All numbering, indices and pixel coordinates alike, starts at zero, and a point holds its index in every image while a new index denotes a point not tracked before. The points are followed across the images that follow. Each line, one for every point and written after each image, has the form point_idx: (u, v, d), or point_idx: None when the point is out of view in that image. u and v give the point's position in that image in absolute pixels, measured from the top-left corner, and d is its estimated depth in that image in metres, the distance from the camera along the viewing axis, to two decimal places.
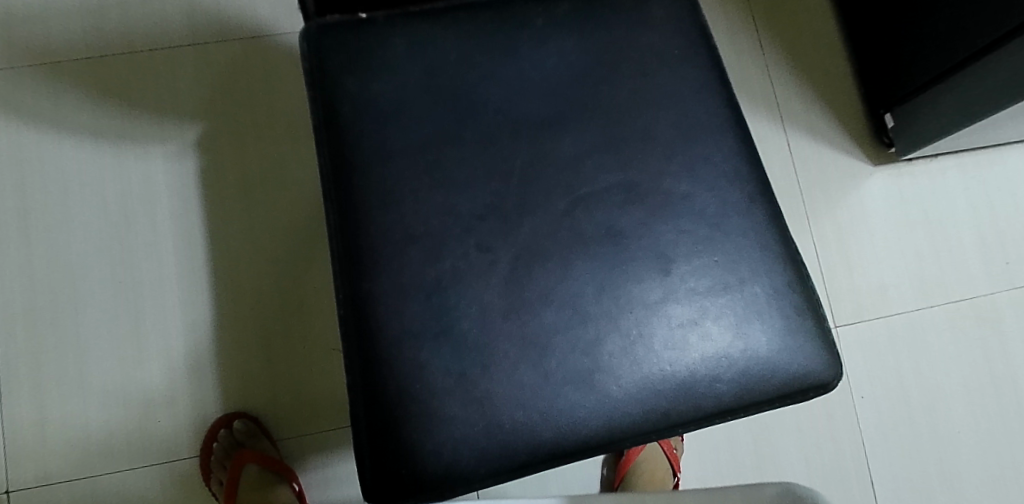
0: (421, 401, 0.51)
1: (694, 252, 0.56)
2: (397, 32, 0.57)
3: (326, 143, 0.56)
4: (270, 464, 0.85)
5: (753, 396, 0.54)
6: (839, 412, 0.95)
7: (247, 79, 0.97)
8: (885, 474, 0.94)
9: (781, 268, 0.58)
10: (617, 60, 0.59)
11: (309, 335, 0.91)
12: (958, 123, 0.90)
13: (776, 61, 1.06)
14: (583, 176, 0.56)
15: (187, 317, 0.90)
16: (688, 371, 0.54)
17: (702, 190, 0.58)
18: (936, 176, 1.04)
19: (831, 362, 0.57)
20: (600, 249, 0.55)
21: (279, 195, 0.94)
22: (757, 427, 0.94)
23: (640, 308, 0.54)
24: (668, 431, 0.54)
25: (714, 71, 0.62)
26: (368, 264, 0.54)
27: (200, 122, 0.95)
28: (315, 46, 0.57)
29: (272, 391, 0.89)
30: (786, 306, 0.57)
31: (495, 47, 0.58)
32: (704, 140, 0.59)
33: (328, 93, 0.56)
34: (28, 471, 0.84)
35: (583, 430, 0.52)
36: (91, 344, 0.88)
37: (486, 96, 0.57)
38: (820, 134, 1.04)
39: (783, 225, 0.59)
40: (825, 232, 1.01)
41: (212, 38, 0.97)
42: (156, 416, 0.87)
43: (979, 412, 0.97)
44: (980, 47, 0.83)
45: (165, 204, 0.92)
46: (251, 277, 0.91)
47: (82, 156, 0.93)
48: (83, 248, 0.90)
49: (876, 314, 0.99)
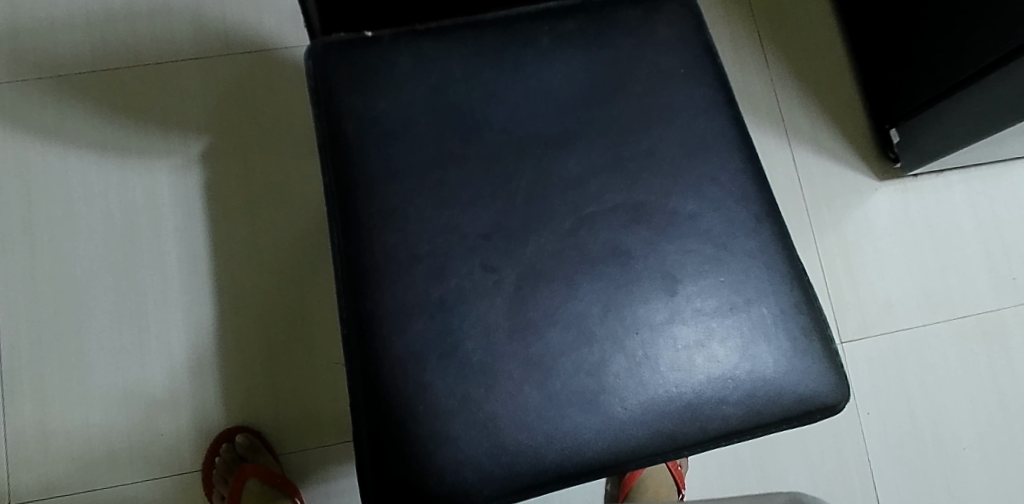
0: (425, 421, 0.51)
1: (701, 272, 0.56)
2: (402, 51, 0.57)
3: (330, 162, 0.56)
4: (272, 479, 0.84)
5: (759, 419, 0.54)
6: (845, 428, 0.95)
7: (251, 92, 0.97)
8: (891, 492, 0.94)
9: (788, 289, 0.57)
10: (624, 79, 0.59)
11: (311, 350, 0.90)
12: (963, 139, 0.89)
13: (781, 75, 1.06)
14: (588, 195, 0.56)
15: (190, 329, 0.90)
16: (694, 393, 0.53)
17: (708, 210, 0.58)
18: (942, 191, 1.04)
19: (838, 383, 0.57)
20: (606, 269, 0.55)
21: (282, 208, 0.94)
22: (761, 443, 0.93)
23: (645, 329, 0.54)
24: (673, 453, 0.53)
25: (720, 91, 0.61)
26: (371, 284, 0.53)
27: (205, 135, 0.95)
28: (320, 64, 0.57)
29: (274, 404, 0.89)
30: (793, 327, 0.56)
31: (501, 65, 0.58)
32: (710, 159, 0.59)
33: (333, 110, 0.56)
34: (29, 483, 0.84)
35: (589, 453, 0.51)
36: (94, 356, 0.88)
37: (492, 115, 0.57)
38: (826, 149, 1.04)
39: (789, 245, 0.59)
40: (830, 246, 1.00)
41: (218, 52, 0.98)
42: (158, 430, 0.87)
43: (986, 429, 0.96)
44: (985, 63, 0.83)
45: (170, 216, 0.92)
46: (255, 290, 0.91)
47: (87, 168, 0.93)
48: (87, 260, 0.90)
49: (882, 329, 0.98)
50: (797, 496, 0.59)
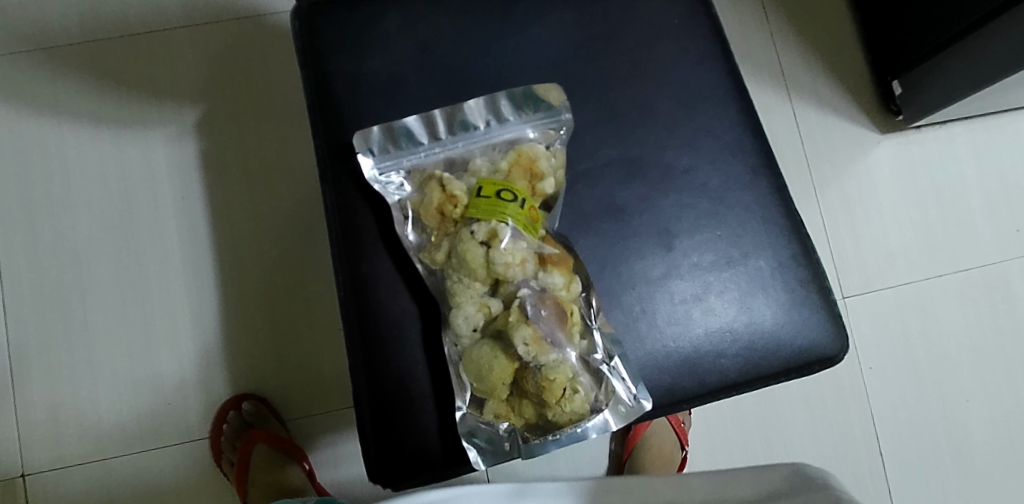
0: (423, 379, 0.52)
1: (698, 226, 0.55)
2: (390, 8, 0.56)
3: (322, 125, 0.55)
4: (279, 445, 0.85)
5: (758, 371, 0.54)
6: (848, 382, 0.95)
7: (243, 59, 0.95)
8: (894, 444, 0.94)
9: (786, 242, 0.57)
10: (617, 31, 0.58)
11: (314, 317, 0.91)
12: (966, 91, 0.88)
13: (781, 28, 1.03)
14: (583, 152, 0.55)
15: (193, 300, 0.90)
16: (692, 346, 0.54)
17: (704, 164, 0.57)
18: (946, 142, 1.02)
19: (838, 335, 0.57)
20: (603, 225, 0.55)
21: (278, 178, 0.93)
22: (763, 399, 0.94)
23: (642, 285, 0.54)
24: (673, 408, 0.54)
25: (716, 42, 0.60)
26: (365, 245, 0.54)
27: (199, 106, 0.94)
28: (307, 24, 0.56)
29: (280, 372, 0.90)
30: (791, 280, 0.56)
31: (491, 20, 0.57)
32: (706, 112, 0.58)
33: (323, 71, 0.55)
34: (43, 455, 0.85)
35: (585, 433, 0.50)
36: (99, 329, 0.89)
37: (484, 72, 0.56)
38: (827, 104, 1.02)
39: (788, 198, 0.59)
40: (832, 202, 1.00)
41: (207, 20, 0.96)
42: (166, 399, 0.88)
43: (989, 381, 0.97)
44: (987, 12, 0.80)
45: (168, 188, 0.92)
46: (255, 260, 0.91)
47: (83, 140, 0.92)
48: (88, 232, 0.90)
49: (885, 283, 0.98)
50: (803, 466, 0.48)
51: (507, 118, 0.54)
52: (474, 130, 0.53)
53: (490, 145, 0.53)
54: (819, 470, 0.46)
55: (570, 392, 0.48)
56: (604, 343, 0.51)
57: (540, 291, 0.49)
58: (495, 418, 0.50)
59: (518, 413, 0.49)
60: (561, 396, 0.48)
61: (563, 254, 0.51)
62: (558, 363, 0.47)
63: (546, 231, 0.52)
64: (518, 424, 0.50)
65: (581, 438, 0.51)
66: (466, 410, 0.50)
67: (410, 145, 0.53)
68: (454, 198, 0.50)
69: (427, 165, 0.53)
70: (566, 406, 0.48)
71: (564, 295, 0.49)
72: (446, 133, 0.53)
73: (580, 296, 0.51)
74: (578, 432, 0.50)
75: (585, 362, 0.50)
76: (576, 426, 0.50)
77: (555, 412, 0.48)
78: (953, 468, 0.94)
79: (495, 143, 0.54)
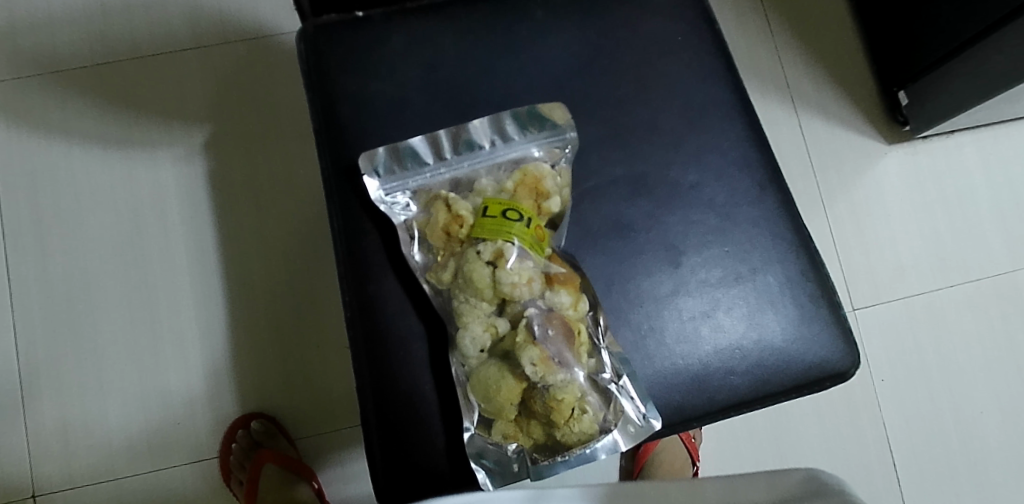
0: (431, 401, 0.52)
1: (705, 243, 0.55)
2: (396, 30, 0.56)
3: (328, 147, 0.55)
4: (288, 463, 0.85)
5: (767, 389, 0.54)
6: (860, 395, 0.94)
7: (249, 79, 0.96)
8: (908, 458, 0.93)
9: (794, 257, 0.56)
10: (620, 50, 0.58)
11: (321, 335, 0.91)
12: (971, 101, 0.88)
13: (785, 41, 1.04)
14: (588, 170, 0.56)
15: (201, 319, 0.90)
16: (702, 364, 0.53)
17: (710, 179, 0.57)
18: (953, 152, 1.02)
19: (848, 349, 0.56)
20: (610, 242, 0.54)
21: (284, 196, 0.94)
22: (774, 413, 0.93)
23: (650, 302, 0.54)
24: (683, 425, 0.53)
25: (719, 57, 0.60)
26: (372, 266, 0.54)
27: (207, 125, 0.95)
28: (312, 46, 0.57)
29: (287, 389, 0.90)
30: (800, 295, 0.56)
31: (493, 42, 0.57)
32: (711, 127, 0.58)
33: (328, 92, 0.56)
34: (52, 476, 0.85)
35: (595, 454, 0.50)
36: (108, 349, 0.89)
37: (488, 93, 0.56)
38: (833, 115, 1.02)
39: (796, 213, 0.58)
40: (840, 213, 0.99)
41: (214, 41, 0.97)
42: (176, 419, 0.88)
43: (1003, 392, 0.95)
44: (989, 24, 0.81)
45: (176, 207, 0.93)
46: (261, 278, 0.92)
47: (91, 161, 0.93)
48: (98, 252, 0.91)
49: (894, 295, 0.97)
50: (814, 471, 0.46)
51: (513, 137, 0.54)
52: (479, 149, 0.53)
53: (495, 164, 0.53)
54: (832, 474, 0.45)
55: (579, 411, 0.48)
56: (613, 362, 0.51)
57: (547, 310, 0.48)
58: (504, 440, 0.49)
59: (527, 433, 0.49)
60: (569, 416, 0.47)
61: (570, 273, 0.51)
62: (566, 383, 0.47)
63: (553, 250, 0.52)
64: (527, 445, 0.49)
65: (590, 459, 0.50)
66: (474, 431, 0.50)
67: (415, 166, 0.53)
68: (460, 218, 0.50)
69: (433, 185, 0.53)
70: (574, 427, 0.48)
71: (571, 314, 0.49)
72: (451, 152, 0.53)
73: (588, 315, 0.51)
74: (587, 453, 0.50)
75: (594, 382, 0.49)
76: (588, 446, 0.49)
77: (563, 433, 0.48)
78: (967, 482, 0.93)
79: (500, 162, 0.54)
